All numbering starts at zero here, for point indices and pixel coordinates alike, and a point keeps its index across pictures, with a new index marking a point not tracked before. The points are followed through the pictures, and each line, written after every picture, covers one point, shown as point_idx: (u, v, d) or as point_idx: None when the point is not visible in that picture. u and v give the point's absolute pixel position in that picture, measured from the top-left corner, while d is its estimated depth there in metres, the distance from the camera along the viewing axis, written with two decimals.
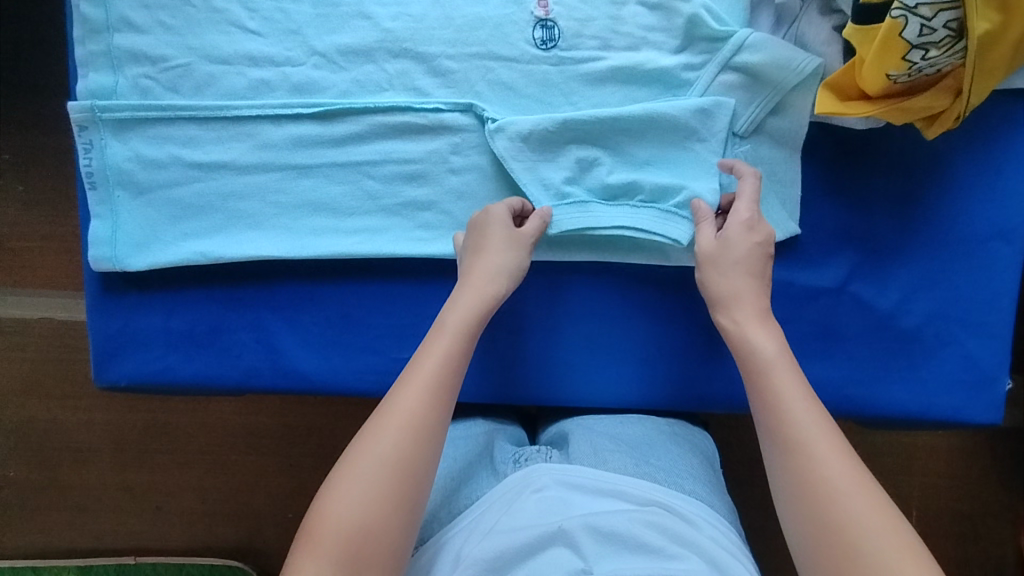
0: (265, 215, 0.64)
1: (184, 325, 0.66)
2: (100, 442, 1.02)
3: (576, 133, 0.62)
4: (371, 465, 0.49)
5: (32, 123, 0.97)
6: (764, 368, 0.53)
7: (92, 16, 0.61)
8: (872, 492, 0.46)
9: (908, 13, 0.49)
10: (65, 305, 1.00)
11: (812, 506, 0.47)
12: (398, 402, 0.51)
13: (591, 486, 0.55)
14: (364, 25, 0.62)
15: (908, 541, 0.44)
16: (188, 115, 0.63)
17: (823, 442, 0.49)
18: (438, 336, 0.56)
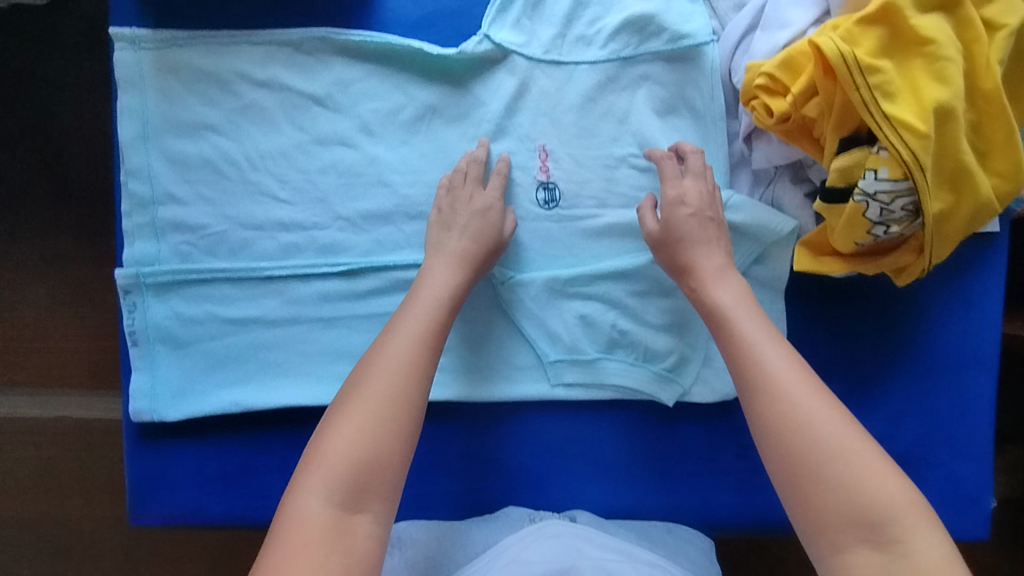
0: (294, 364, 0.70)
1: (216, 466, 0.70)
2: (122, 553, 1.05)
3: (580, 290, 0.69)
4: (370, 404, 0.54)
5: (59, 232, 1.01)
6: (751, 343, 0.57)
7: (139, 192, 0.68)
8: (850, 426, 0.51)
9: (868, 198, 0.55)
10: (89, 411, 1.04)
11: (784, 438, 0.52)
12: (392, 354, 0.57)
13: (602, 541, 0.64)
14: (384, 191, 0.69)
15: (874, 453, 0.50)
16: (223, 276, 0.69)
17: (787, 372, 0.54)
18: (421, 297, 0.61)
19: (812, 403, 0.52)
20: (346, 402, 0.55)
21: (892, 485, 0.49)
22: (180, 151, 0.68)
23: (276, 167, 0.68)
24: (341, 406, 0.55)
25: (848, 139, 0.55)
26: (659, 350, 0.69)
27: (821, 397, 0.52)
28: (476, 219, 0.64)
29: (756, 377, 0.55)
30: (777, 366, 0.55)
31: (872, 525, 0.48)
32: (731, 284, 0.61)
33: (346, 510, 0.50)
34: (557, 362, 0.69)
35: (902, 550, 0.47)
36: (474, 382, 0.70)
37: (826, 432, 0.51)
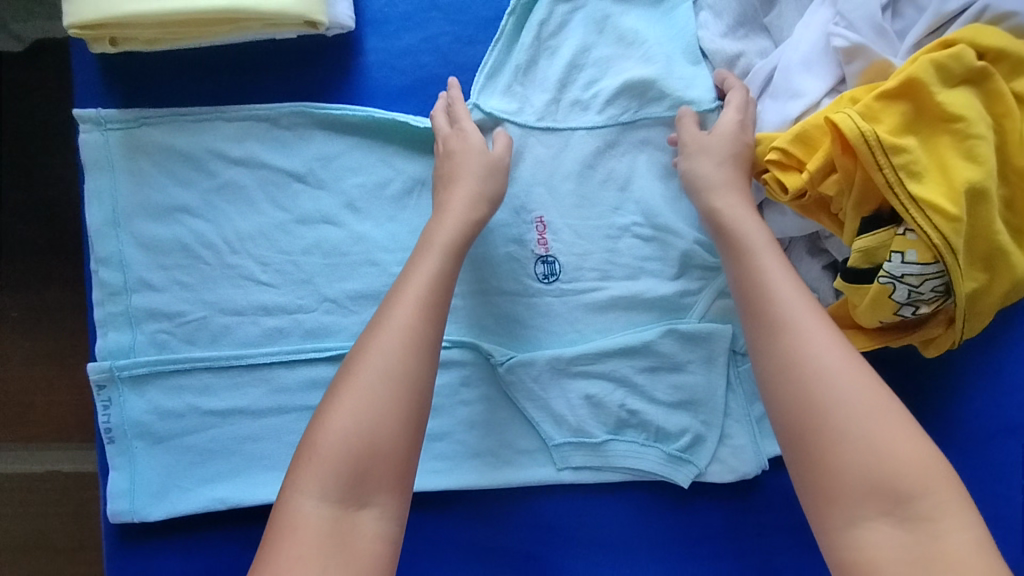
0: (282, 455, 0.65)
1: (201, 567, 0.66)
2: None
3: (584, 368, 0.65)
4: (371, 364, 0.49)
5: (24, 291, 0.93)
6: (762, 289, 0.51)
7: (110, 280, 0.64)
8: (869, 381, 0.46)
9: (895, 281, 0.51)
10: (65, 465, 0.91)
11: (774, 341, 0.49)
12: (395, 317, 0.51)
13: None
14: (372, 270, 0.65)
15: (909, 430, 0.45)
16: (204, 365, 0.65)
17: (810, 325, 0.48)
18: (427, 250, 0.55)
19: (835, 365, 0.47)
20: (350, 371, 0.49)
21: (918, 456, 0.44)
22: (155, 236, 0.64)
23: (257, 248, 0.65)
24: (339, 384, 0.49)
25: (870, 218, 0.51)
26: (672, 429, 0.65)
27: (847, 356, 0.47)
28: (479, 178, 0.59)
29: (774, 321, 0.49)
30: (805, 332, 0.48)
31: (900, 498, 0.43)
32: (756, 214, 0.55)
33: (348, 508, 0.46)
34: (562, 445, 0.65)
35: (930, 529, 0.43)
36: (475, 468, 0.65)
37: (850, 387, 0.46)
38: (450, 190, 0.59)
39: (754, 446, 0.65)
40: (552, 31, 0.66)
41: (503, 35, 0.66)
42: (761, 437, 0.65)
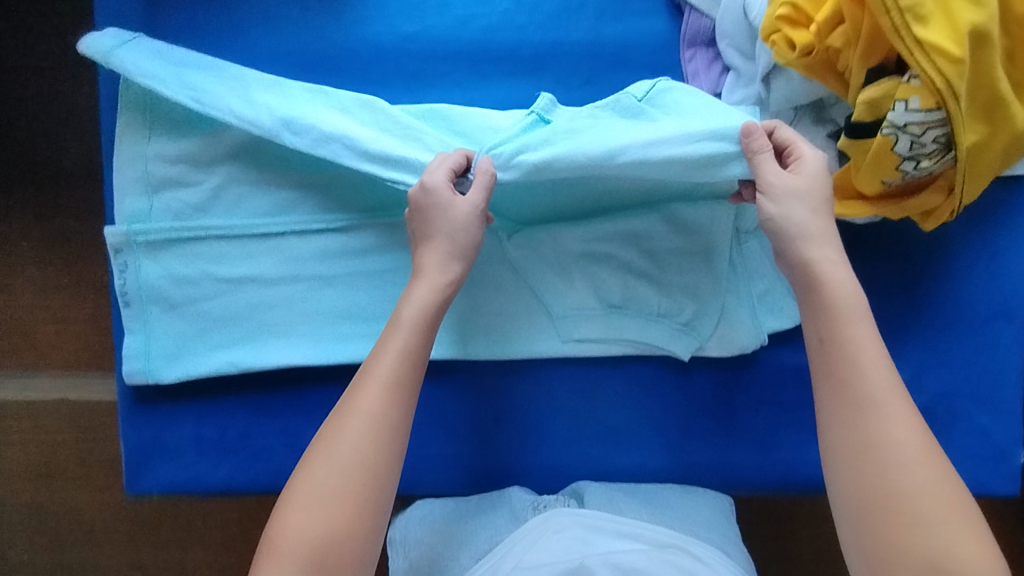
0: (293, 324, 0.67)
1: (215, 431, 0.68)
2: (119, 531, 1.03)
3: (586, 243, 0.67)
4: (320, 486, 0.51)
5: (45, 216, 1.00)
6: (830, 315, 0.53)
7: (133, 146, 0.66)
8: (941, 472, 0.47)
9: (898, 131, 0.52)
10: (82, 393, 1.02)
11: (855, 414, 0.50)
12: (360, 402, 0.53)
13: (610, 528, 0.61)
14: None
15: (958, 506, 0.46)
16: (218, 233, 0.66)
17: (891, 396, 0.50)
18: (382, 355, 0.55)
19: (886, 417, 0.49)
20: (307, 470, 0.52)
21: (977, 548, 0.45)
22: (173, 107, 0.65)
23: None
24: (290, 487, 0.52)
25: (876, 69, 0.52)
26: (672, 305, 0.67)
27: (934, 458, 0.48)
28: (449, 237, 0.59)
29: (870, 434, 0.49)
30: (866, 373, 0.50)
31: None
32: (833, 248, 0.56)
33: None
34: (563, 316, 0.67)
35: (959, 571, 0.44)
36: (479, 342, 0.67)
37: (921, 482, 0.47)
38: (423, 255, 0.60)
39: (754, 320, 0.67)
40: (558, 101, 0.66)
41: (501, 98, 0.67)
42: (761, 314, 0.67)
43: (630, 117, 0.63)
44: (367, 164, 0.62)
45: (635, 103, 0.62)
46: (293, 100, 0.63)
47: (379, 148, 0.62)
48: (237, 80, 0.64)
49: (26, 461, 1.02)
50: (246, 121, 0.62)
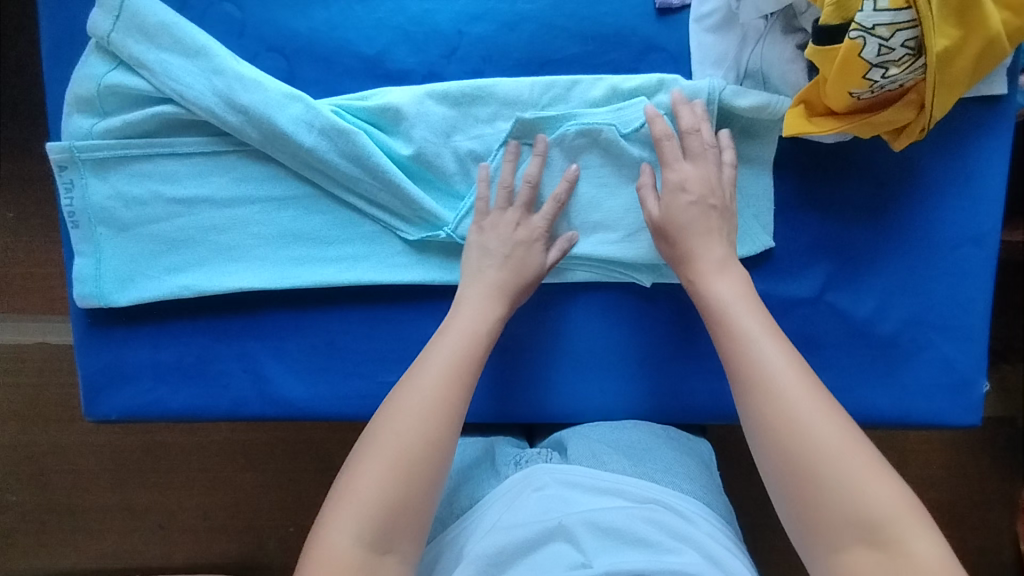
0: (249, 248, 0.65)
1: (172, 356, 0.67)
2: (95, 469, 1.04)
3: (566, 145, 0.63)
4: (388, 455, 0.50)
5: (14, 155, 0.98)
6: (744, 346, 0.53)
7: (93, 69, 0.62)
8: (837, 421, 0.49)
9: (866, 34, 0.50)
10: (58, 335, 1.01)
11: (754, 389, 0.51)
12: (430, 379, 0.54)
13: (589, 484, 0.58)
14: (335, 58, 0.64)
15: (869, 456, 0.47)
16: (166, 151, 0.64)
17: (784, 370, 0.51)
18: (450, 333, 0.58)
19: (818, 438, 0.48)
20: (372, 439, 0.52)
21: (892, 492, 0.46)
22: (130, 51, 0.61)
23: (230, 82, 0.61)
24: (363, 446, 0.51)
25: None
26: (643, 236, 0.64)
27: (828, 408, 0.49)
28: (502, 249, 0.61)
29: (774, 402, 0.50)
30: (756, 345, 0.53)
31: (874, 524, 0.45)
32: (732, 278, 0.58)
33: (377, 549, 0.48)
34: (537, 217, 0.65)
35: (900, 550, 0.44)
36: (438, 264, 0.65)
37: (828, 433, 0.48)
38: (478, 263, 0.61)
39: None
40: (518, 113, 0.63)
41: (456, 99, 0.62)
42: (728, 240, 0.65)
43: (610, 156, 0.63)
44: (355, 198, 0.64)
45: (617, 140, 0.62)
46: (273, 112, 0.61)
47: (364, 191, 0.63)
48: (219, 73, 0.61)
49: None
50: (232, 127, 0.62)
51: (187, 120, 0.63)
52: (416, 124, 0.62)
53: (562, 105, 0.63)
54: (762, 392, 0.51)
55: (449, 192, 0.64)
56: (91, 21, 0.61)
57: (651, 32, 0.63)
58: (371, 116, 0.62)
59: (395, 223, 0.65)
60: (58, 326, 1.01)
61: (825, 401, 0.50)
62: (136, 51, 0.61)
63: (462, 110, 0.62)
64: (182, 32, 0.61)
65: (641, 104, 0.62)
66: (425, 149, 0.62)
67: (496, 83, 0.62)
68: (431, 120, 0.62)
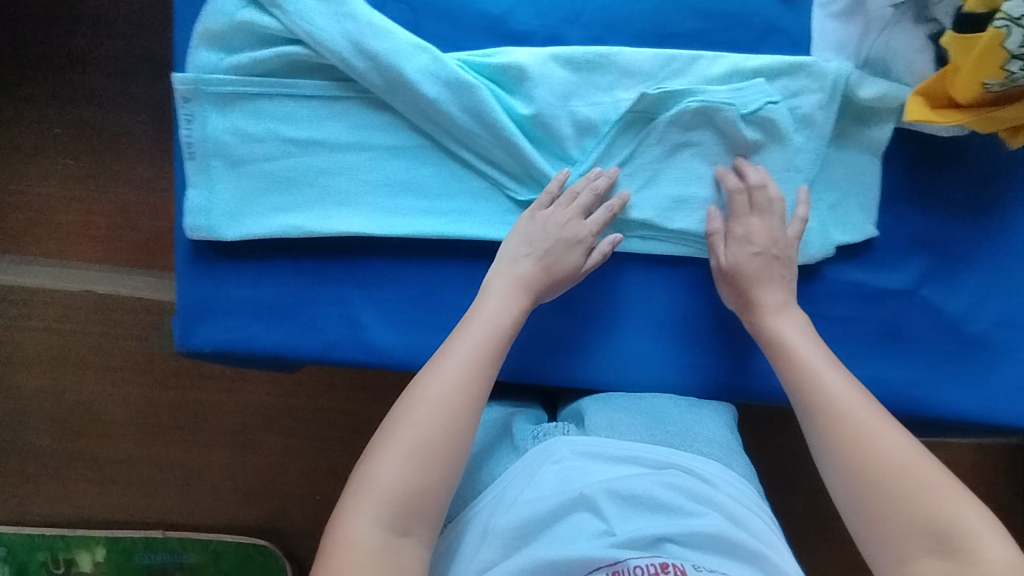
0: (357, 195, 0.66)
1: (271, 294, 0.68)
2: (151, 414, 1.07)
3: (682, 120, 0.63)
4: (433, 453, 0.51)
5: (132, 102, 1.05)
6: (806, 368, 0.57)
7: (225, 5, 0.63)
8: (897, 434, 0.52)
9: (1012, 24, 0.50)
10: (144, 274, 1.07)
11: (816, 413, 0.55)
12: (451, 369, 0.55)
13: (608, 453, 0.59)
14: (460, 14, 0.65)
15: (932, 469, 0.50)
16: (287, 92, 0.65)
17: (847, 394, 0.55)
18: (490, 318, 0.59)
19: (882, 451, 0.51)
20: (387, 433, 0.52)
21: (964, 508, 0.47)
22: None
23: (360, 28, 0.62)
24: (385, 438, 0.52)
25: None
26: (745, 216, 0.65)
27: (887, 423, 0.53)
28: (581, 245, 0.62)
29: (833, 413, 0.54)
30: (817, 368, 0.57)
31: (944, 536, 0.47)
32: (797, 312, 0.61)
33: (395, 532, 0.49)
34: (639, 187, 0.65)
35: (970, 559, 0.46)
36: None
37: (887, 445, 0.51)
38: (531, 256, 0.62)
39: (821, 231, 0.65)
40: (637, 83, 0.64)
41: (578, 64, 0.63)
42: (831, 226, 0.65)
43: (723, 134, 0.64)
44: (467, 153, 0.65)
45: (734, 119, 0.62)
46: (400, 61, 0.62)
47: (479, 146, 0.65)
48: (351, 18, 0.62)
49: (64, 335, 1.06)
50: (358, 73, 0.63)
51: (311, 62, 0.64)
52: (539, 85, 0.63)
53: (681, 79, 0.63)
54: (829, 420, 0.54)
55: (559, 155, 0.65)
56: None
57: (773, 14, 0.64)
58: (493, 73, 0.63)
59: (503, 181, 0.66)
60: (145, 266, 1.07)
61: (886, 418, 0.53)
62: None
63: (584, 75, 0.63)
64: None
65: (760, 86, 0.63)
66: (545, 110, 0.63)
67: (619, 52, 0.63)
68: (553, 83, 0.63)
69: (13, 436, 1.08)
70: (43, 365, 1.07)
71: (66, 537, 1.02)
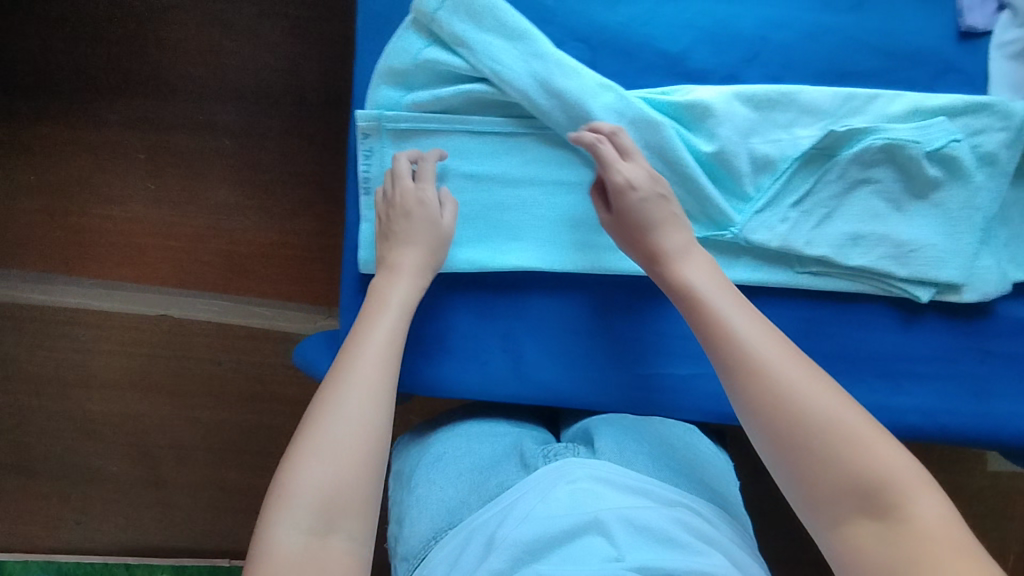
0: (528, 228, 0.67)
1: (437, 327, 0.68)
2: (256, 442, 1.11)
3: (864, 158, 0.64)
4: (357, 454, 0.50)
5: (250, 134, 1.09)
6: (716, 317, 0.53)
7: (408, 42, 0.63)
8: (824, 384, 0.48)
9: None
10: (257, 301, 1.10)
11: (743, 365, 0.50)
12: (364, 349, 0.55)
13: (623, 483, 0.58)
14: (639, 52, 0.65)
15: (871, 426, 0.47)
16: (464, 128, 0.65)
17: (766, 343, 0.51)
18: (382, 299, 0.59)
19: (809, 401, 0.47)
20: (307, 430, 0.51)
21: (894, 456, 0.45)
22: (452, 28, 0.62)
23: (548, 67, 0.62)
24: (298, 443, 0.50)
25: None
26: (925, 253, 0.65)
27: (812, 371, 0.49)
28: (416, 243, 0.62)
29: (749, 359, 0.50)
30: (734, 315, 0.53)
31: (868, 492, 0.44)
32: (699, 266, 0.57)
33: (319, 531, 0.47)
34: (818, 225, 0.65)
35: (898, 517, 0.43)
36: (713, 261, 0.66)
37: (820, 399, 0.47)
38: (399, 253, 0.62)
39: (996, 269, 0.66)
40: (817, 121, 0.64)
41: (759, 102, 0.63)
42: (1006, 265, 0.66)
43: (904, 172, 0.64)
44: None
45: (919, 158, 0.63)
46: (587, 100, 0.63)
47: (658, 183, 0.65)
48: (538, 57, 0.62)
49: (158, 361, 1.10)
50: (542, 111, 0.63)
51: (491, 99, 0.65)
52: (723, 122, 0.63)
53: (861, 117, 0.64)
54: (746, 377, 0.50)
55: (735, 191, 0.65)
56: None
57: (950, 54, 0.65)
58: (676, 111, 0.63)
59: (679, 217, 0.66)
60: (258, 294, 1.10)
61: (809, 366, 0.50)
62: (459, 29, 0.62)
63: (765, 113, 0.64)
64: (505, 14, 0.62)
65: (942, 125, 0.63)
66: (727, 147, 0.63)
67: (800, 90, 0.64)
68: (736, 120, 0.63)
69: (100, 467, 1.12)
70: (136, 391, 1.10)
71: (130, 566, 1.10)
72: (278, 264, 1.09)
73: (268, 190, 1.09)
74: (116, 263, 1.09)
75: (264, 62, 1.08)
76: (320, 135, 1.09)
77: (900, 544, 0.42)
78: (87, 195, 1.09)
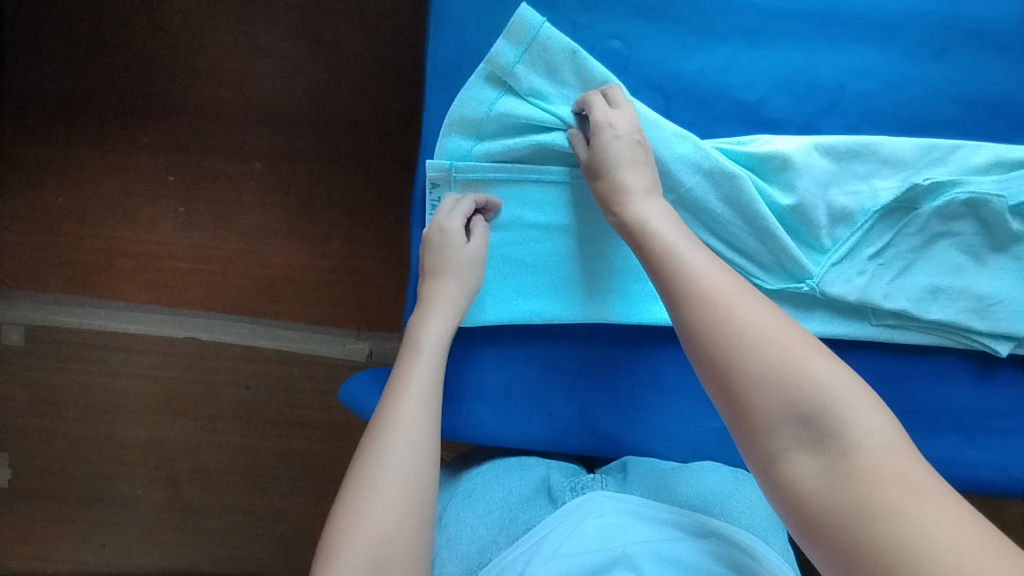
0: (600, 281, 0.66)
1: (502, 379, 0.68)
2: (279, 476, 1.05)
3: (945, 211, 0.62)
4: (409, 498, 0.48)
5: (288, 161, 1.07)
6: (676, 262, 0.50)
7: (482, 93, 0.62)
8: (784, 323, 0.44)
9: None
10: (288, 330, 1.06)
11: (690, 302, 0.47)
12: (406, 394, 0.54)
13: (648, 513, 0.57)
14: (715, 102, 0.64)
15: (827, 358, 0.42)
16: (535, 179, 0.65)
17: (726, 285, 0.47)
18: (417, 342, 0.58)
19: (779, 333, 0.43)
20: (357, 482, 0.49)
21: (847, 384, 0.41)
22: (529, 82, 0.62)
23: None
24: (351, 494, 0.48)
25: None
26: (1005, 306, 0.64)
27: (771, 309, 0.45)
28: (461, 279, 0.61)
29: (711, 299, 0.46)
30: (688, 259, 0.50)
31: (811, 418, 0.40)
32: (658, 203, 0.56)
33: None
34: (896, 278, 0.64)
35: (839, 449, 0.39)
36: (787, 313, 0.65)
37: (769, 328, 0.43)
38: (437, 289, 0.61)
39: None
40: (898, 173, 0.63)
41: (839, 153, 0.62)
42: None
43: (985, 226, 0.63)
44: (718, 241, 0.64)
45: (1003, 213, 0.62)
46: (663, 152, 0.62)
47: (734, 235, 0.63)
48: None
49: (183, 386, 1.05)
50: None
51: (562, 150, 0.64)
52: (803, 174, 0.61)
53: (943, 169, 0.62)
54: (687, 301, 0.47)
55: (811, 243, 0.64)
56: (494, 50, 0.61)
57: None
58: (753, 162, 0.62)
59: (754, 270, 0.64)
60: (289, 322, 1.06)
61: (770, 307, 0.46)
62: (536, 83, 0.62)
63: (844, 164, 0.62)
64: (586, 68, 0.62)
65: None
66: (806, 199, 0.62)
67: (880, 141, 0.62)
68: (815, 172, 0.62)
69: (113, 503, 1.05)
70: (158, 419, 1.05)
71: None
72: (309, 291, 1.06)
73: (304, 218, 1.06)
74: (142, 286, 1.05)
75: (306, 90, 1.07)
76: (356, 164, 1.07)
77: (837, 483, 0.38)
78: (115, 219, 1.06)
